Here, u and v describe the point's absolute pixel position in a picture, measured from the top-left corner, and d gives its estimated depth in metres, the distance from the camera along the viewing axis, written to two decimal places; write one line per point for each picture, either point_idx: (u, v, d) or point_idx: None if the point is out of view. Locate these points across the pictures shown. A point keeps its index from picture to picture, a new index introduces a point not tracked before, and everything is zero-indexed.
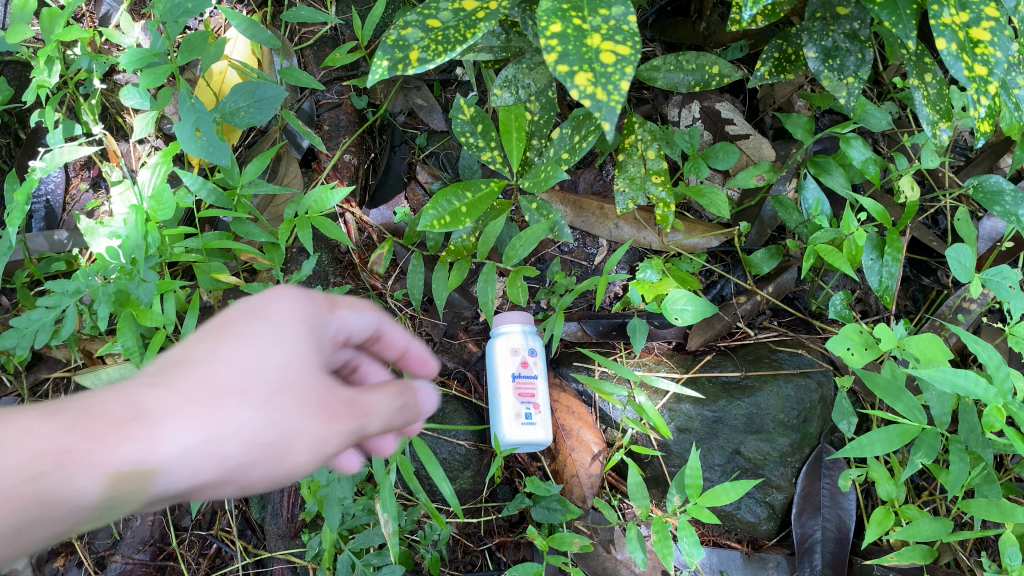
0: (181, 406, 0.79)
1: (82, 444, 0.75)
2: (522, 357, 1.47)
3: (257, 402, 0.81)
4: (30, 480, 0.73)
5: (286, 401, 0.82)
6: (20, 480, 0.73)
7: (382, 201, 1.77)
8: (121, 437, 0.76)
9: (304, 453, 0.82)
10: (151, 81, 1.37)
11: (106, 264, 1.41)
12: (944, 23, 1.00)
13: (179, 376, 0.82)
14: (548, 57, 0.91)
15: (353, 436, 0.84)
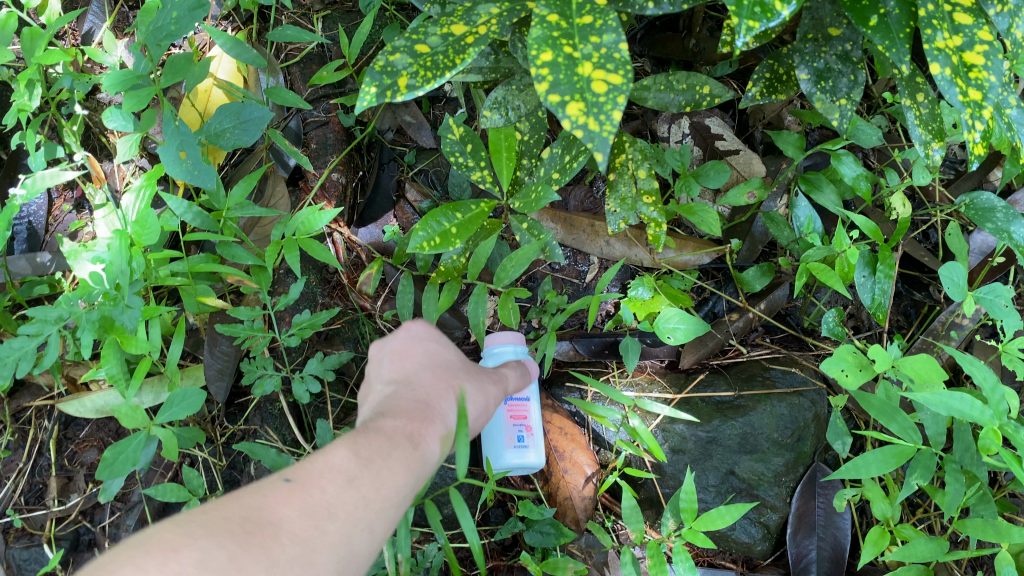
0: (392, 422, 0.91)
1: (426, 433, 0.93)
2: None
3: (445, 394, 1.02)
4: (423, 453, 0.90)
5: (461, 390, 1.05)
6: (330, 504, 0.78)
7: (371, 219, 1.73)
8: (398, 425, 0.91)
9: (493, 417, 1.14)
10: (133, 105, 1.35)
11: (90, 290, 1.37)
12: (937, 48, 0.99)
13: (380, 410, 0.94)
14: (540, 86, 0.91)
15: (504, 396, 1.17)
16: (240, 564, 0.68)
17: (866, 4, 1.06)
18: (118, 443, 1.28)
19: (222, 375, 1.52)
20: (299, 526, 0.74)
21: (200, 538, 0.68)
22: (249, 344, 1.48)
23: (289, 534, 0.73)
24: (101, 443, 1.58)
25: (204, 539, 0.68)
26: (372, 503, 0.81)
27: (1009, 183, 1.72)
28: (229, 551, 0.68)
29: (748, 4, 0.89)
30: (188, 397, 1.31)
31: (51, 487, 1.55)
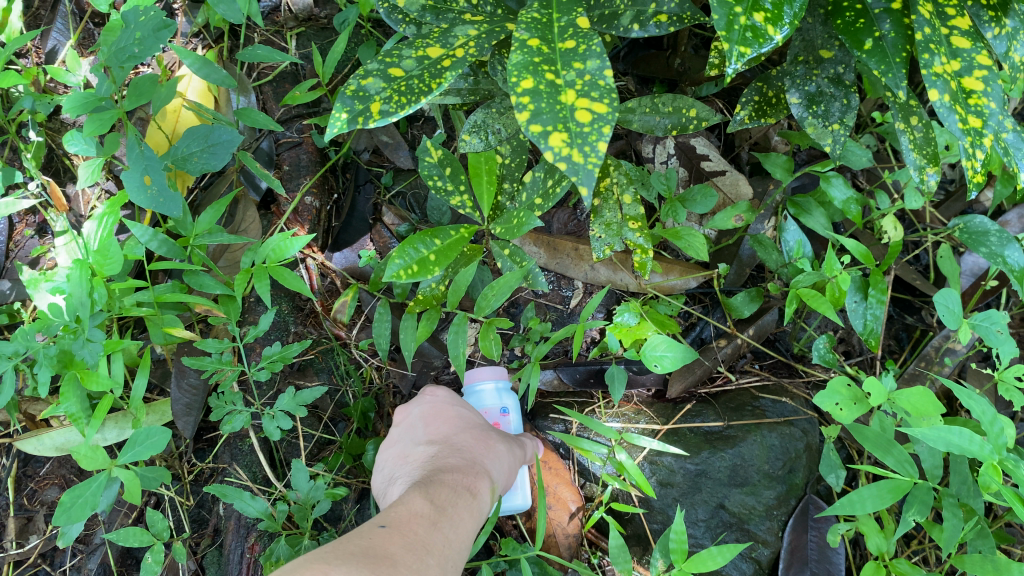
0: (449, 475, 1.02)
1: (470, 482, 1.04)
2: (494, 419, 1.40)
3: (480, 453, 1.14)
4: (473, 500, 1.01)
5: (491, 449, 1.18)
6: (428, 539, 0.86)
7: (346, 243, 1.65)
8: (450, 476, 1.02)
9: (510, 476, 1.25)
10: (95, 129, 1.29)
11: (49, 323, 1.29)
12: (936, 73, 0.95)
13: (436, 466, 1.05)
14: (520, 116, 0.85)
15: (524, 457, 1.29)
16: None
17: (860, 26, 1.02)
18: (76, 486, 1.21)
19: (189, 410, 1.45)
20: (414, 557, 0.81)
21: (338, 563, 0.73)
22: (218, 378, 1.41)
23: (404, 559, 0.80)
24: (64, 480, 1.52)
25: (340, 565, 0.73)
26: (453, 543, 0.90)
27: (1000, 204, 1.69)
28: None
29: (739, 29, 0.83)
30: (152, 436, 1.26)
31: (9, 529, 1.47)
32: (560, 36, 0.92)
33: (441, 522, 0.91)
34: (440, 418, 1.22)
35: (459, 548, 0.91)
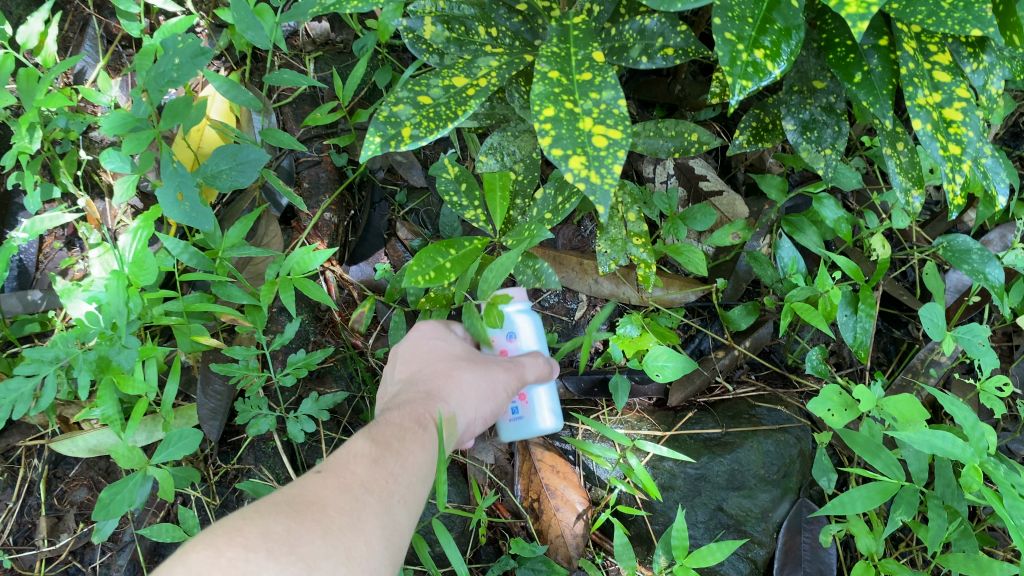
0: (409, 412, 1.09)
1: (427, 417, 1.09)
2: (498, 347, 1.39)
3: (449, 390, 1.18)
4: (426, 434, 1.07)
5: (463, 384, 1.21)
6: (369, 477, 0.92)
7: (363, 257, 1.77)
8: (403, 417, 1.07)
9: (504, 404, 1.26)
10: (133, 148, 1.36)
11: (87, 330, 1.36)
12: (919, 104, 1.05)
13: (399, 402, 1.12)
14: (543, 141, 0.94)
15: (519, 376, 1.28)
16: (296, 535, 0.79)
17: (851, 60, 1.11)
18: (113, 484, 1.28)
19: (215, 415, 1.52)
20: (343, 498, 0.88)
21: (258, 517, 0.80)
22: (244, 383, 1.49)
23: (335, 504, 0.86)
24: (92, 482, 1.59)
25: (260, 518, 0.80)
26: (401, 476, 0.96)
27: (982, 224, 1.78)
28: (286, 526, 0.80)
29: (740, 64, 0.93)
30: (184, 438, 1.33)
31: (41, 527, 1.54)
32: (577, 68, 1.01)
33: (388, 459, 0.97)
34: (419, 356, 1.30)
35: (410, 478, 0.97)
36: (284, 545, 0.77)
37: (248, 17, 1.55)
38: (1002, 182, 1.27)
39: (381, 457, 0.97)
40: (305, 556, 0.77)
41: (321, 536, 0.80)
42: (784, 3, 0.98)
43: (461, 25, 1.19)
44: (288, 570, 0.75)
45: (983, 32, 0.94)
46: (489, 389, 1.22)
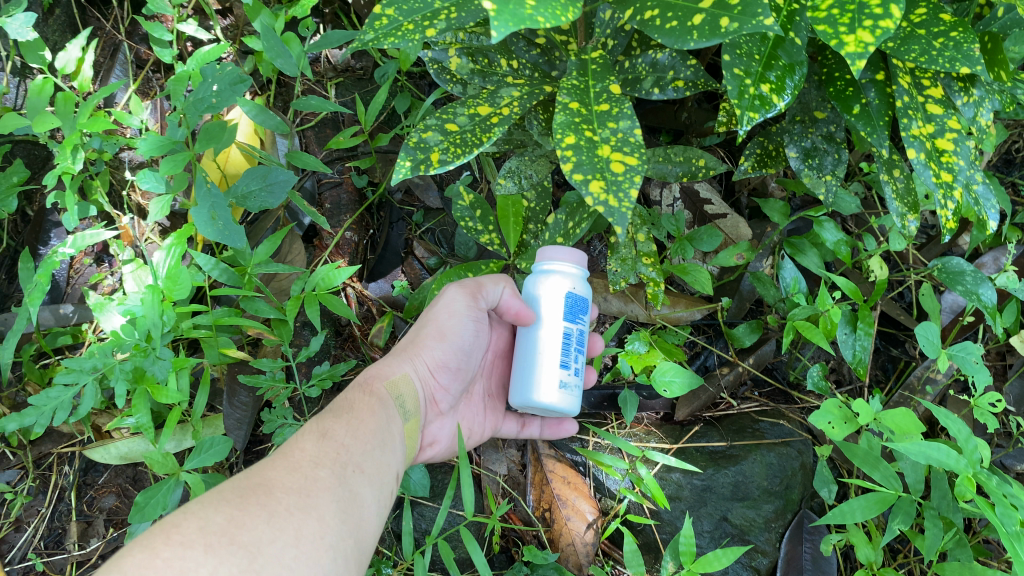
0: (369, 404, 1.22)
1: (379, 384, 1.27)
2: None
3: (406, 343, 1.34)
4: (382, 397, 1.26)
5: (418, 333, 1.35)
6: (316, 469, 1.06)
7: (381, 274, 1.84)
8: (359, 388, 1.26)
9: (462, 322, 1.35)
10: (170, 168, 1.44)
11: (122, 342, 1.43)
12: (913, 134, 1.13)
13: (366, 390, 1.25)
14: (565, 166, 1.01)
15: (473, 290, 1.35)
16: (240, 522, 0.93)
17: (850, 93, 1.20)
18: (148, 488, 1.35)
19: (240, 424, 1.58)
20: (283, 485, 1.01)
21: (199, 510, 0.92)
22: (270, 394, 1.56)
23: (279, 490, 1.00)
24: (120, 489, 1.65)
25: (209, 508, 0.93)
26: (347, 470, 1.09)
27: (976, 247, 1.85)
28: (227, 516, 0.93)
29: (747, 97, 1.01)
30: (215, 445, 1.40)
31: (71, 532, 1.60)
32: (595, 99, 1.09)
33: (339, 453, 1.10)
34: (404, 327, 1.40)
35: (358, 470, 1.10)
36: (226, 535, 0.90)
37: (278, 45, 1.61)
38: (992, 208, 1.33)
39: (334, 452, 1.10)
40: (248, 543, 0.91)
41: (265, 520, 0.94)
42: (786, 39, 1.05)
43: (484, 57, 1.29)
44: (229, 559, 0.88)
45: (971, 70, 1.02)
46: (439, 323, 1.33)
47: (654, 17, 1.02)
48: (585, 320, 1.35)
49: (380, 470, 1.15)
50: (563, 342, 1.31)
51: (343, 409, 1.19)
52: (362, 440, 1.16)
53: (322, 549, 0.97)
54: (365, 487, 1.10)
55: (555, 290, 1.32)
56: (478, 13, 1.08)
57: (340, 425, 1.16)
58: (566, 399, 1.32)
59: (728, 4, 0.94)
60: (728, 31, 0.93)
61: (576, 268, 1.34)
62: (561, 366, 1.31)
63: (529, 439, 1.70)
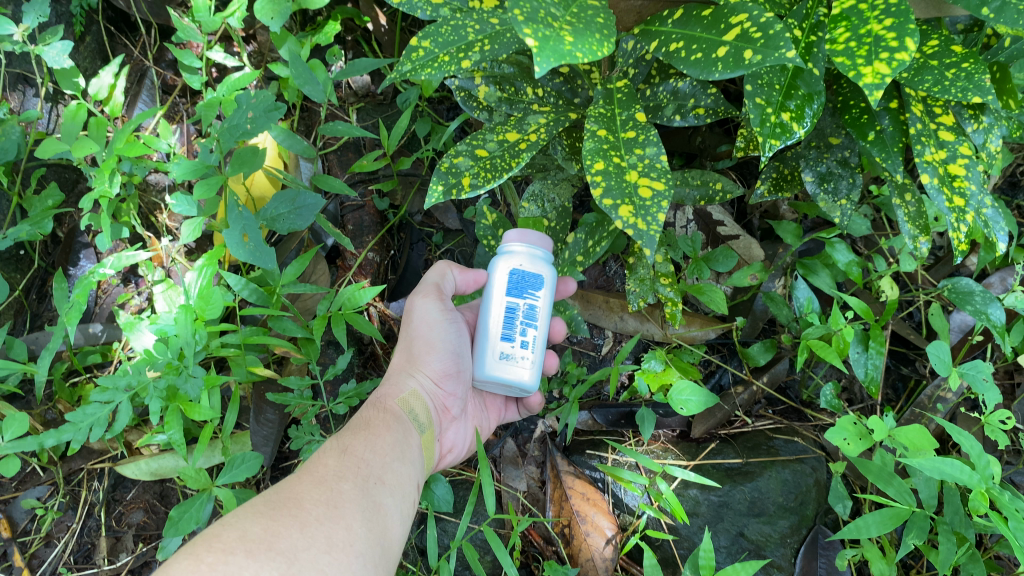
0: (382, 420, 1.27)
1: (390, 402, 1.32)
2: None
3: (405, 358, 1.40)
4: (395, 413, 1.31)
5: (412, 347, 1.40)
6: (342, 481, 1.09)
7: (403, 295, 1.89)
8: (371, 407, 1.31)
9: (442, 328, 1.38)
10: (204, 192, 1.49)
11: (156, 360, 1.47)
12: (927, 160, 1.19)
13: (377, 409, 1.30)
14: (594, 191, 1.06)
15: (436, 292, 1.40)
16: (276, 530, 0.95)
17: (865, 121, 1.25)
18: (182, 503, 1.38)
19: (267, 441, 1.62)
20: (312, 497, 1.03)
21: (237, 521, 0.95)
22: (297, 412, 1.59)
23: (309, 501, 1.02)
24: (147, 505, 1.68)
25: (244, 520, 0.95)
26: (371, 483, 1.12)
27: (984, 268, 1.89)
28: (263, 525, 0.95)
29: (769, 126, 1.06)
30: (246, 461, 1.43)
31: (101, 547, 1.65)
32: (622, 126, 1.14)
33: (360, 466, 1.14)
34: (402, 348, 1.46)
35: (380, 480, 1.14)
36: (265, 543, 0.93)
37: (305, 72, 1.65)
38: (1001, 229, 1.38)
39: (354, 465, 1.13)
40: (286, 549, 0.93)
41: (298, 529, 0.96)
42: (806, 70, 1.09)
43: (511, 86, 1.34)
44: (269, 564, 0.90)
45: (983, 99, 1.06)
46: (424, 334, 1.38)
47: (679, 49, 1.08)
48: (538, 295, 1.33)
49: (400, 481, 1.19)
50: (505, 316, 1.32)
51: (358, 428, 1.24)
52: (380, 454, 1.20)
53: (352, 555, 0.99)
54: (388, 498, 1.13)
55: (500, 269, 1.33)
56: (511, 45, 1.15)
57: (358, 441, 1.20)
58: (508, 371, 1.34)
59: (752, 38, 0.99)
60: (751, 64, 0.98)
61: (523, 246, 1.33)
62: (500, 340, 1.33)
63: (549, 456, 1.73)
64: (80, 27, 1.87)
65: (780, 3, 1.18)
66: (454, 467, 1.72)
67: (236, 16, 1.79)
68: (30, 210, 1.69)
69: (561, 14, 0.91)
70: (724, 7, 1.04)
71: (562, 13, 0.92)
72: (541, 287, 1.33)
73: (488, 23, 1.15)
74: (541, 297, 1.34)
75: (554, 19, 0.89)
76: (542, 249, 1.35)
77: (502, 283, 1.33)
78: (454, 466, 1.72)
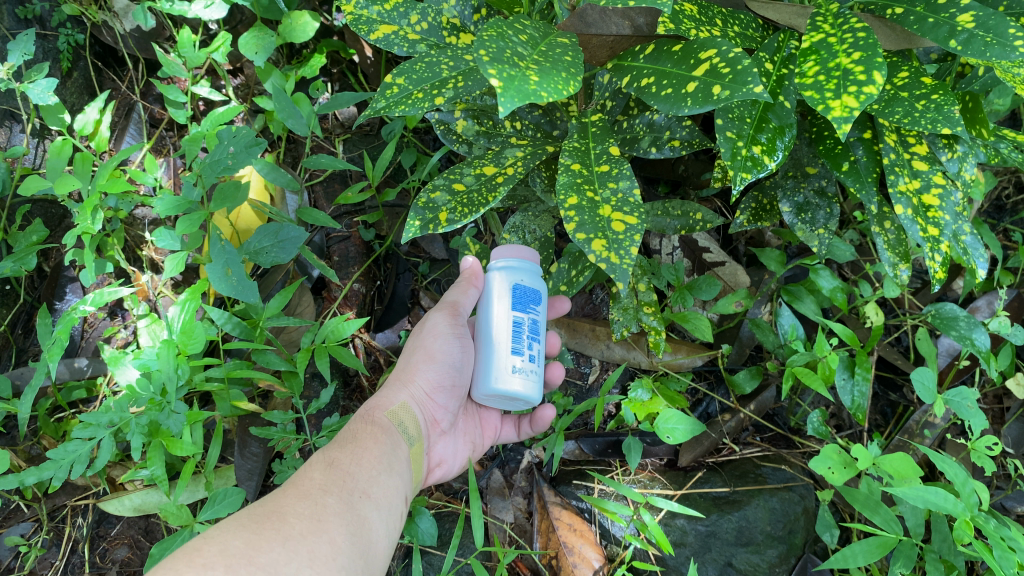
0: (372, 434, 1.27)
1: (379, 414, 1.31)
2: None
3: (401, 370, 1.39)
4: (383, 426, 1.30)
5: (410, 358, 1.39)
6: (327, 494, 1.09)
7: (388, 325, 1.88)
8: (360, 420, 1.31)
9: (448, 342, 1.37)
10: (186, 228, 1.49)
11: (138, 396, 1.47)
12: (900, 192, 1.20)
13: (368, 422, 1.29)
14: (568, 226, 1.07)
15: (453, 308, 1.38)
16: (257, 544, 0.95)
17: (839, 151, 1.28)
18: (163, 539, 1.38)
19: (251, 475, 1.61)
20: (296, 511, 1.03)
21: (217, 536, 0.95)
22: (281, 445, 1.59)
23: (292, 516, 1.02)
24: (132, 540, 1.67)
25: (224, 535, 0.95)
26: (357, 497, 1.12)
27: (969, 292, 1.89)
28: (244, 539, 0.95)
29: (740, 159, 1.07)
30: (228, 497, 1.42)
31: None
32: (596, 160, 1.15)
33: (345, 480, 1.14)
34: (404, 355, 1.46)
35: (366, 495, 1.14)
36: (245, 557, 0.92)
37: (288, 105, 1.65)
38: (981, 257, 1.38)
39: (341, 479, 1.14)
40: (266, 563, 0.93)
41: (280, 543, 0.96)
42: (776, 104, 1.11)
43: (489, 120, 1.36)
44: None
45: (952, 130, 1.07)
46: (426, 346, 1.37)
47: (651, 84, 1.09)
48: (539, 310, 1.36)
49: (387, 494, 1.18)
50: (513, 330, 1.32)
51: (347, 441, 1.24)
52: (366, 466, 1.19)
53: (336, 568, 0.99)
54: (373, 512, 1.13)
55: (503, 285, 1.34)
56: (483, 81, 1.16)
57: (345, 454, 1.20)
58: (520, 384, 1.32)
59: (721, 73, 1.00)
60: (720, 99, 0.98)
61: (521, 263, 1.36)
62: (513, 351, 1.32)
63: (536, 487, 1.72)
64: (67, 64, 1.89)
65: (751, 36, 1.19)
66: (440, 500, 1.71)
67: (220, 51, 1.81)
68: (15, 246, 1.70)
69: (529, 53, 0.93)
70: (694, 43, 1.06)
71: (529, 52, 0.94)
72: (539, 302, 1.36)
73: (462, 60, 1.16)
74: (541, 312, 1.36)
75: (520, 58, 0.90)
76: (535, 267, 1.38)
77: (509, 297, 1.33)
78: (440, 499, 1.72)
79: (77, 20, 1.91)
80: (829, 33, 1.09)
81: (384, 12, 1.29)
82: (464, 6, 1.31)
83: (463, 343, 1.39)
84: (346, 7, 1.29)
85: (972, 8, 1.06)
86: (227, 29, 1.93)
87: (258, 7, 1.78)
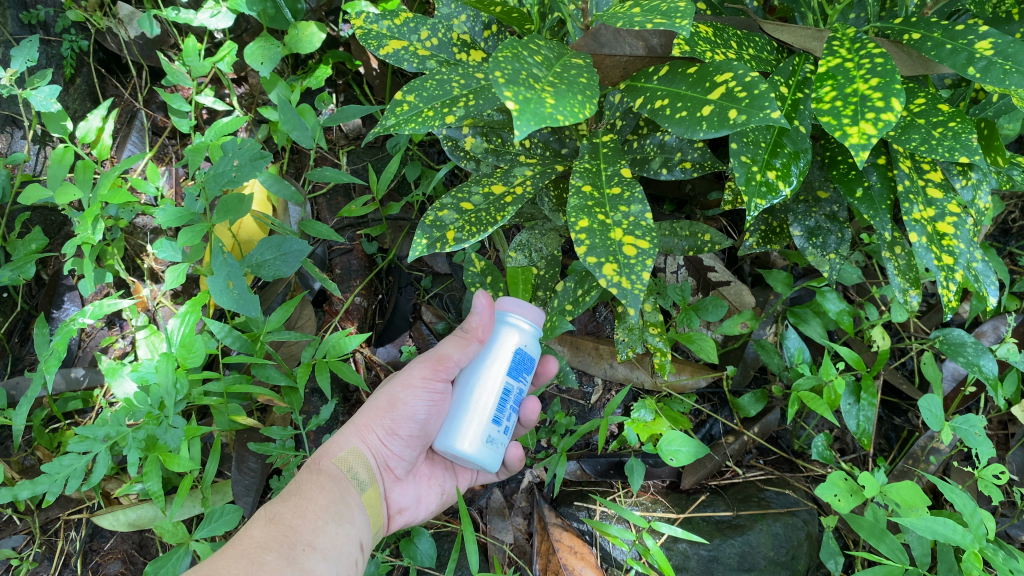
0: (321, 488, 1.25)
1: (326, 463, 1.29)
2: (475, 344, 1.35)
3: (357, 416, 1.34)
4: (330, 474, 1.28)
5: (373, 404, 1.33)
6: (266, 550, 1.08)
7: (389, 339, 1.86)
8: (307, 470, 1.29)
9: (414, 394, 1.29)
10: (188, 240, 1.47)
11: (135, 410, 1.44)
12: (915, 219, 1.19)
13: (315, 474, 1.27)
14: (578, 249, 1.06)
15: (436, 363, 1.29)
16: None
17: (853, 177, 1.28)
18: (158, 558, 1.35)
19: (249, 491, 1.59)
20: (231, 570, 1.02)
21: None
22: (278, 461, 1.57)
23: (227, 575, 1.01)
24: (126, 555, 1.65)
25: None
26: (302, 548, 1.11)
27: (976, 315, 1.88)
28: None
29: (755, 184, 1.06)
30: (225, 514, 1.40)
31: None
32: (607, 182, 1.14)
33: (290, 536, 1.12)
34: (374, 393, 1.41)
35: (312, 546, 1.13)
36: None
37: (294, 117, 1.63)
38: (992, 284, 1.36)
39: (284, 534, 1.12)
40: None
41: None
42: (792, 129, 1.10)
43: (497, 137, 1.34)
44: None
45: (970, 159, 1.06)
46: (391, 392, 1.31)
47: (665, 106, 1.07)
48: (528, 380, 1.32)
49: (333, 543, 1.17)
50: (502, 397, 1.28)
51: (289, 494, 1.22)
52: (310, 518, 1.18)
53: None
54: (319, 562, 1.12)
55: (512, 340, 1.29)
56: (494, 100, 1.15)
57: (287, 508, 1.18)
58: (488, 455, 1.27)
59: (738, 97, 0.99)
60: (736, 123, 0.97)
61: (532, 326, 1.31)
62: (497, 440, 1.29)
63: (536, 507, 1.69)
64: (71, 70, 1.88)
65: (766, 60, 1.18)
66: (439, 518, 1.69)
67: (225, 60, 1.79)
68: (13, 255, 1.68)
69: (544, 75, 0.92)
70: (710, 66, 1.05)
71: (545, 74, 0.92)
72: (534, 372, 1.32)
73: (474, 79, 1.16)
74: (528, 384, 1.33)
75: (536, 80, 0.89)
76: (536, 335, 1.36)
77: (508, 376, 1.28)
78: (440, 516, 1.69)
79: (81, 27, 1.89)
80: (846, 58, 1.07)
81: (395, 28, 1.29)
82: (475, 22, 1.30)
83: (432, 398, 1.30)
84: (354, 22, 1.28)
85: (991, 35, 1.05)
86: (232, 38, 1.91)
87: (265, 17, 1.75)
